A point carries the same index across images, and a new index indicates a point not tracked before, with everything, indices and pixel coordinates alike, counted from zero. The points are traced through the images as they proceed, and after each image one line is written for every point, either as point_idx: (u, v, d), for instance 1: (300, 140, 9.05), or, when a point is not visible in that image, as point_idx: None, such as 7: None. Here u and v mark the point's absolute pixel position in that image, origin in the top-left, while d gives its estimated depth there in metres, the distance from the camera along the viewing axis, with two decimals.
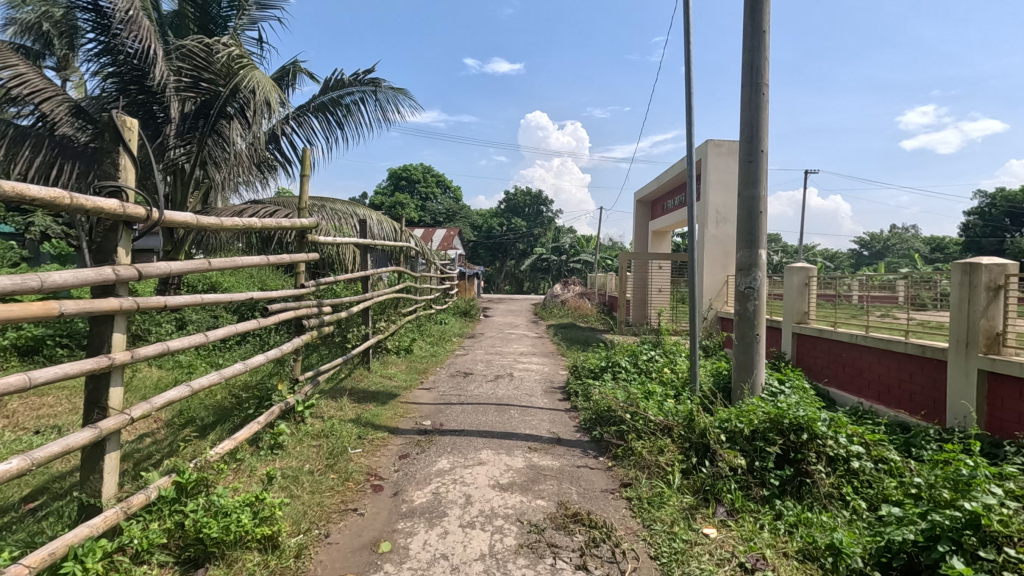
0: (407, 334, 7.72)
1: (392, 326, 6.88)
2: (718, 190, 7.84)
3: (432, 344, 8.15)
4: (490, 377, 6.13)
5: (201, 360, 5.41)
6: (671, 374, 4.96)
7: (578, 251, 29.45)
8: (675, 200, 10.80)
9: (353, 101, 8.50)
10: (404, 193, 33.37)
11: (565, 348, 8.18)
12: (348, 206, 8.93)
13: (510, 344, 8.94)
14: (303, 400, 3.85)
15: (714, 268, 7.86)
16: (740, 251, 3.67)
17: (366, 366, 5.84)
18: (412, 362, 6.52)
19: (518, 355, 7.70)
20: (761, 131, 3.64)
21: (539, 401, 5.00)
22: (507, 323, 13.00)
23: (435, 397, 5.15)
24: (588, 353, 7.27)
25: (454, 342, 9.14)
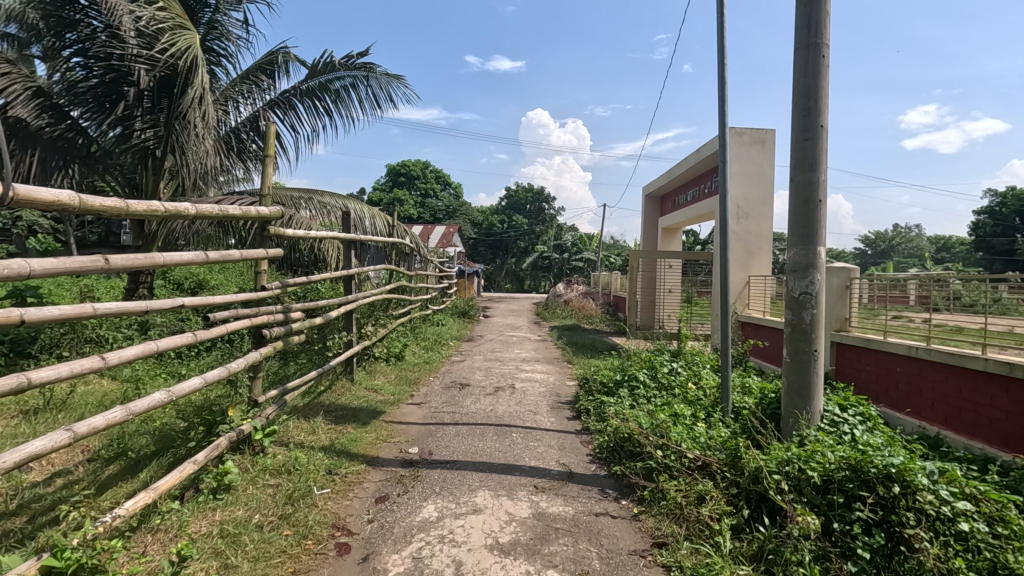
0: (399, 338, 7.08)
1: (380, 331, 6.24)
2: (739, 183, 7.17)
3: (426, 349, 7.51)
4: (489, 389, 5.48)
5: (162, 371, 4.79)
6: (696, 391, 4.31)
7: (581, 250, 28.81)
8: (687, 195, 10.12)
9: (342, 87, 7.69)
10: (403, 190, 32.75)
11: (571, 354, 7.53)
12: (337, 199, 8.23)
13: (511, 350, 8.28)
14: (263, 426, 3.21)
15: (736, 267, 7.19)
16: (793, 249, 3.02)
17: (349, 377, 5.19)
18: (403, 372, 5.86)
19: (520, 362, 7.06)
20: (820, 103, 2.99)
21: (545, 421, 4.35)
22: (508, 324, 12.35)
23: (425, 414, 4.51)
24: (597, 362, 6.61)
25: (451, 346, 8.48)
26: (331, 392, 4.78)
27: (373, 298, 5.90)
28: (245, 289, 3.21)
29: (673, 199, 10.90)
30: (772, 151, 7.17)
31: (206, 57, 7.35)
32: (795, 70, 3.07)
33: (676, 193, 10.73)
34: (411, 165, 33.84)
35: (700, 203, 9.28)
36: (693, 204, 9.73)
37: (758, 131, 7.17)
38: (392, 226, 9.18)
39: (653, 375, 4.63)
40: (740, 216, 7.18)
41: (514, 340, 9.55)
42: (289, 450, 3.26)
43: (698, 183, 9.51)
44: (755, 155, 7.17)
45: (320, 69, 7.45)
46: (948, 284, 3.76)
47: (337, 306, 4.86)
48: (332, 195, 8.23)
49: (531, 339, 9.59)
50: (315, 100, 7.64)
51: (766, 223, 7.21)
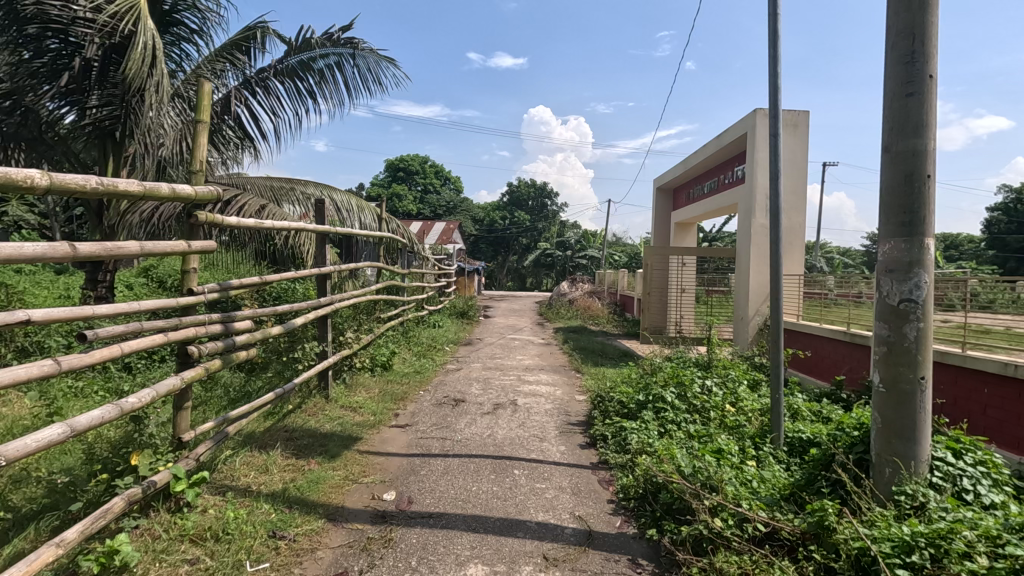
0: (389, 345, 6.34)
1: (365, 338, 5.51)
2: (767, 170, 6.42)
3: (418, 355, 6.77)
4: (487, 405, 4.74)
5: (100, 387, 4.06)
6: (736, 418, 3.58)
7: (585, 247, 28.09)
8: (701, 187, 9.31)
9: (326, 67, 6.88)
10: (403, 185, 32.02)
11: (579, 361, 6.79)
12: (320, 190, 7.50)
13: (513, 356, 7.51)
14: (190, 473, 2.46)
15: (763, 266, 6.44)
16: (890, 245, 2.27)
17: (324, 393, 4.44)
18: (389, 386, 5.11)
19: (523, 371, 6.32)
20: (928, 47, 2.21)
21: (553, 451, 3.60)
22: (509, 325, 11.58)
23: (409, 441, 3.77)
24: (610, 374, 5.86)
25: (446, 351, 7.72)
26: (299, 413, 4.04)
27: (357, 301, 5.19)
28: (177, 292, 2.47)
29: (686, 192, 10.10)
30: (806, 137, 6.37)
31: (173, 31, 6.58)
32: (892, 3, 2.30)
33: (690, 186, 9.92)
34: (410, 160, 33.02)
35: (716, 196, 8.48)
36: (709, 197, 8.93)
37: (789, 114, 6.37)
38: (382, 220, 8.45)
39: (682, 393, 3.89)
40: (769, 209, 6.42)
41: (516, 343, 8.79)
42: (224, 503, 2.52)
43: (714, 173, 8.71)
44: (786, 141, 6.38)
45: (301, 46, 6.63)
46: (973, 284, 3.53)
47: (314, 312, 4.15)
48: (315, 186, 7.49)
49: (534, 343, 8.84)
50: (297, 81, 6.84)
51: (798, 216, 6.41)
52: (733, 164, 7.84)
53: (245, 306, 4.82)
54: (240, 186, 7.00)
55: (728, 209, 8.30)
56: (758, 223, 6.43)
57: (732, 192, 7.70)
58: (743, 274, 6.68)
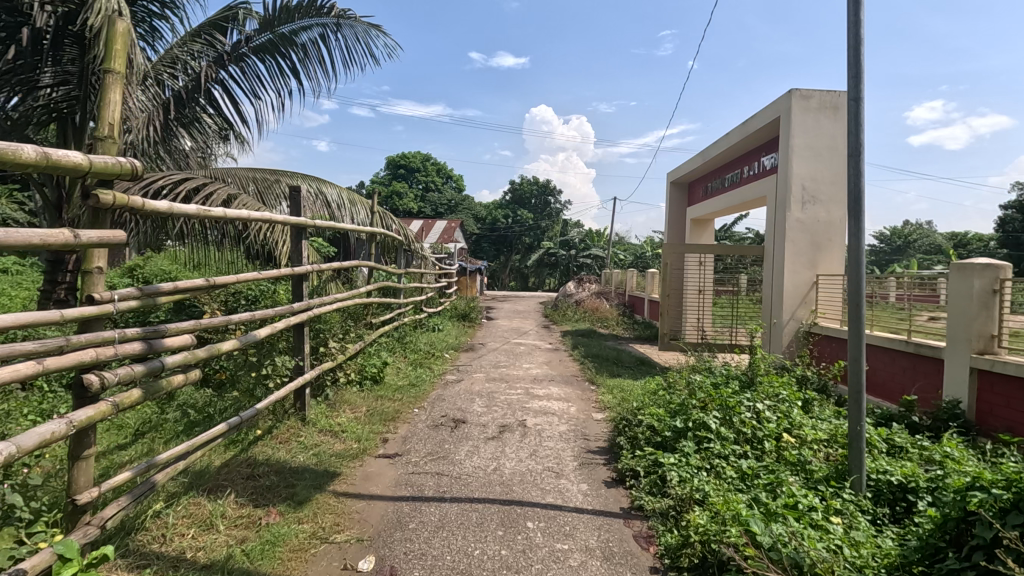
0: (382, 354, 5.68)
1: (353, 347, 4.86)
2: (805, 157, 5.74)
3: (414, 365, 6.09)
4: (492, 427, 4.07)
5: (32, 409, 3.40)
6: (798, 453, 2.93)
7: (589, 246, 27.42)
8: (719, 180, 8.66)
9: (310, 41, 6.43)
10: (404, 183, 31.38)
11: (593, 371, 6.10)
12: (308, 181, 6.88)
13: (519, 364, 6.83)
14: (89, 549, 1.81)
15: (798, 264, 5.76)
16: None
17: (300, 415, 3.78)
18: (379, 403, 4.44)
19: (531, 383, 5.64)
20: None
21: (574, 493, 2.93)
22: (514, 329, 10.82)
23: (398, 478, 3.10)
24: (632, 390, 5.17)
25: (446, 358, 7.04)
26: (267, 442, 3.39)
27: (342, 305, 4.57)
28: (69, 309, 1.76)
29: (703, 187, 9.44)
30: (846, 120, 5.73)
31: (143, 6, 5.86)
32: None
33: (707, 179, 9.28)
34: (410, 157, 32.37)
35: (737, 190, 7.83)
36: (728, 190, 8.29)
37: (828, 96, 5.73)
38: (375, 216, 7.81)
39: (728, 417, 3.23)
40: (805, 201, 5.76)
41: (522, 349, 8.12)
42: None
43: (735, 165, 8.05)
44: (823, 124, 5.73)
45: (282, 19, 6.15)
46: None
47: (290, 319, 3.51)
48: (302, 177, 6.87)
49: (542, 349, 8.16)
50: (278, 58, 6.43)
51: (837, 209, 5.76)
52: (757, 154, 7.21)
53: (213, 312, 4.15)
54: (220, 177, 6.34)
55: (750, 203, 7.65)
56: (794, 217, 5.76)
57: (757, 184, 7.06)
58: (776, 275, 6.01)
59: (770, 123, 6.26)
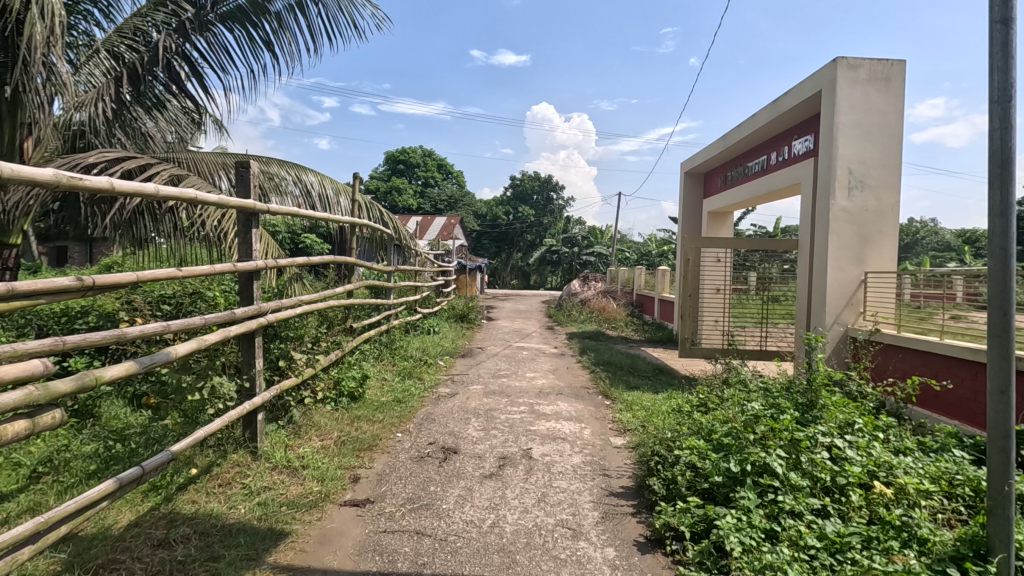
0: (365, 365, 4.92)
1: (325, 358, 4.10)
2: (852, 136, 4.96)
3: (402, 375, 5.34)
4: (490, 458, 3.32)
5: None
6: (901, 513, 2.18)
7: (593, 243, 26.64)
8: (742, 169, 7.87)
9: (286, 9, 5.66)
10: (402, 178, 30.58)
11: (606, 383, 5.34)
12: (285, 168, 6.10)
13: (522, 373, 6.06)
14: None
15: (844, 260, 5.00)
16: None
17: (250, 448, 3.04)
18: (354, 429, 3.69)
19: (535, 397, 4.89)
20: None
21: (599, 565, 2.18)
22: (516, 331, 10.06)
23: (365, 539, 2.35)
24: (656, 410, 4.39)
25: (441, 367, 6.27)
26: (200, 487, 2.65)
27: (308, 308, 3.81)
28: None
29: (723, 176, 8.63)
30: (902, 93, 4.94)
31: None
32: None
33: (728, 168, 8.47)
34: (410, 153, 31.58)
35: (765, 178, 7.04)
36: (753, 180, 7.49)
37: (879, 65, 4.94)
38: (361, 208, 7.04)
39: (796, 459, 2.47)
40: (853, 188, 4.98)
41: (525, 355, 7.34)
42: None
43: (761, 151, 7.26)
44: (873, 99, 4.95)
45: None
46: None
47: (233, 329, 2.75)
48: (279, 163, 6.09)
49: (547, 354, 7.39)
50: (249, 28, 5.68)
51: (890, 197, 4.97)
52: (790, 137, 6.43)
53: None
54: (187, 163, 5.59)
55: (779, 192, 6.87)
56: (839, 206, 4.98)
57: (789, 170, 6.27)
58: (816, 272, 5.24)
59: (809, 100, 5.48)
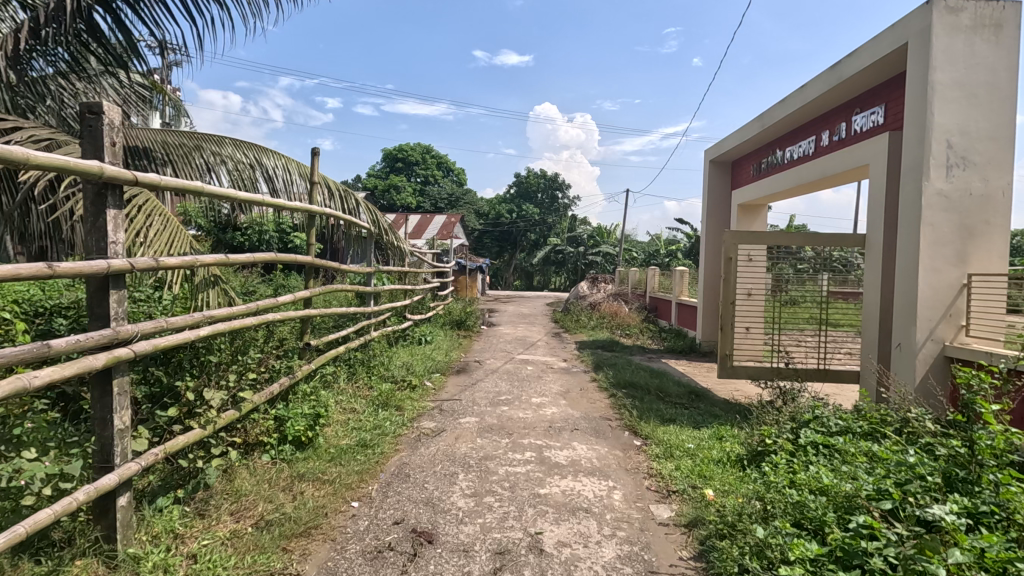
0: (325, 397, 3.81)
1: (258, 395, 3.00)
2: (950, 98, 3.85)
3: (377, 405, 4.26)
4: (480, 553, 2.23)
5: None
6: None
7: (599, 243, 25.62)
8: (781, 154, 6.79)
9: None
10: (401, 176, 29.58)
11: (632, 415, 4.26)
12: (240, 150, 5.03)
13: (526, 397, 4.97)
14: None
15: (940, 258, 3.91)
16: None
17: (105, 549, 1.96)
18: (288, 502, 2.58)
19: (543, 435, 3.81)
20: None
21: None
22: (520, 339, 8.97)
23: None
24: (708, 462, 3.26)
25: (429, 389, 5.18)
26: None
27: (229, 327, 2.69)
28: None
29: (757, 163, 7.54)
30: (1015, 43, 3.84)
31: None
32: None
33: (762, 154, 7.39)
34: (409, 150, 30.53)
35: (814, 162, 5.96)
36: (797, 165, 6.39)
37: (987, 8, 3.84)
38: (344, 198, 5.88)
39: None
40: (952, 165, 3.87)
41: (529, 371, 6.22)
42: None
43: (809, 131, 6.16)
44: (978, 51, 3.84)
45: None
46: None
47: (55, 371, 1.67)
48: (231, 143, 5.02)
49: (556, 370, 6.27)
50: None
51: (998, 175, 3.87)
52: (850, 111, 5.35)
53: None
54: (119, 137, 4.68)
55: (833, 179, 5.78)
56: (934, 188, 3.88)
57: (851, 149, 5.19)
58: (899, 272, 4.15)
59: (888, 57, 4.38)
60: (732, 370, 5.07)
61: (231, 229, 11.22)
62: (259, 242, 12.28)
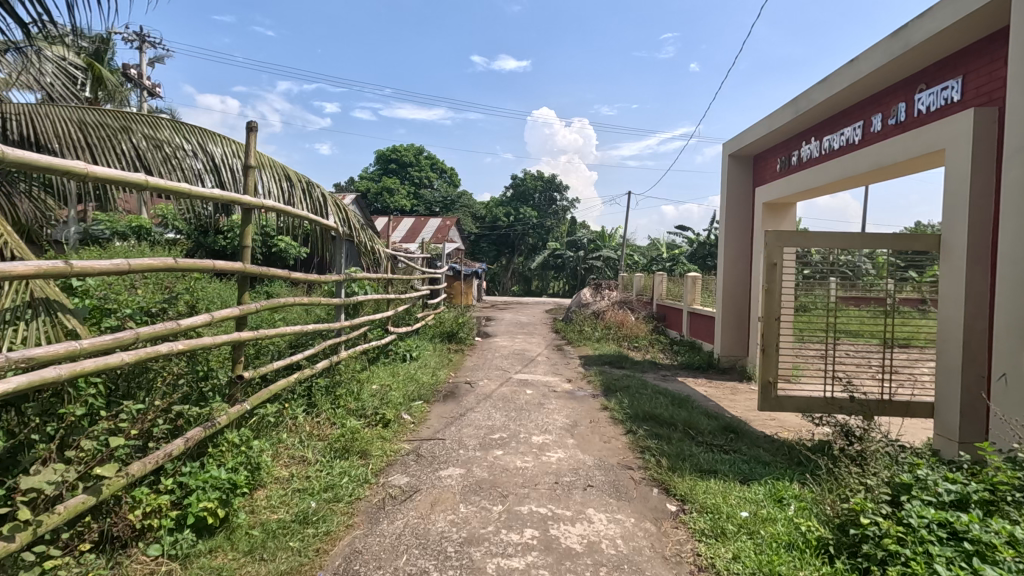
0: (260, 449, 2.87)
1: (136, 465, 2.06)
2: None
3: (335, 452, 3.33)
4: None
5: None
6: None
7: (599, 247, 24.77)
8: (817, 144, 5.92)
9: None
10: (395, 178, 28.70)
11: (659, 465, 3.35)
12: (181, 134, 3.97)
13: (525, 434, 4.04)
14: None
15: None
16: None
17: None
18: None
19: (547, 497, 2.90)
20: None
21: None
22: (517, 353, 8.05)
23: None
24: (780, 550, 2.34)
25: (408, 424, 4.25)
26: None
27: (67, 375, 1.76)
28: None
29: (785, 157, 6.66)
30: None
31: None
32: None
33: (791, 146, 6.52)
34: (403, 151, 29.67)
35: (862, 151, 5.10)
36: (838, 156, 5.51)
37: None
38: (315, 193, 4.95)
39: None
40: None
41: (527, 397, 5.27)
42: None
43: (855, 115, 5.29)
44: None
45: None
46: None
47: None
48: (169, 124, 3.94)
49: (559, 395, 5.33)
50: None
51: None
52: (913, 88, 4.50)
53: None
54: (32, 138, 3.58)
55: (887, 170, 4.91)
56: None
57: (918, 132, 4.30)
58: (1001, 282, 3.27)
59: (987, 6, 3.50)
60: (776, 404, 4.14)
61: (203, 232, 10.28)
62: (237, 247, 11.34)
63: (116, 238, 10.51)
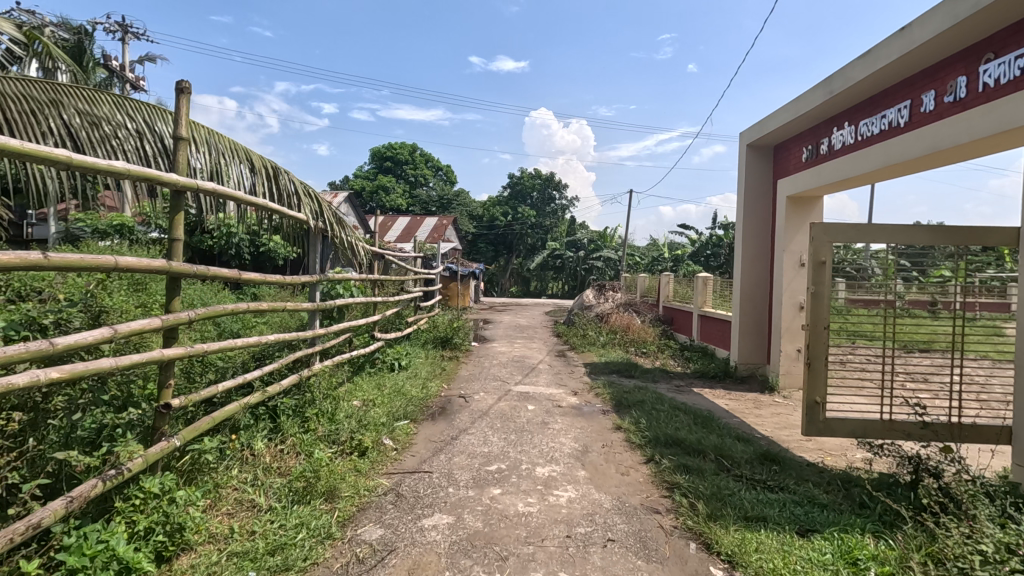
0: (190, 500, 2.23)
1: None
2: None
3: (294, 495, 2.69)
4: None
5: None
6: None
7: (600, 247, 24.13)
8: (852, 129, 5.31)
9: None
10: (391, 177, 28.07)
11: (693, 510, 2.71)
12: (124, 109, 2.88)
13: (528, 464, 3.41)
14: None
15: None
16: None
17: None
18: None
19: (558, 560, 2.26)
20: None
21: None
22: (517, 361, 7.41)
23: None
24: None
25: (391, 451, 3.61)
26: None
27: None
28: None
29: (811, 146, 6.05)
30: None
31: None
32: None
33: (819, 134, 5.92)
34: (400, 150, 29.04)
35: (908, 135, 4.49)
36: (879, 142, 4.88)
37: None
38: (289, 182, 4.29)
39: None
40: None
41: (529, 414, 4.63)
42: None
43: (900, 95, 4.67)
44: None
45: None
46: None
47: None
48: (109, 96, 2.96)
49: (565, 412, 4.69)
50: None
51: None
52: (976, 60, 3.88)
53: None
54: None
55: (937, 157, 4.30)
56: None
57: (984, 109, 3.68)
58: None
59: None
60: (825, 428, 3.51)
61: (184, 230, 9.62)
62: (224, 247, 10.71)
63: (97, 237, 9.94)
